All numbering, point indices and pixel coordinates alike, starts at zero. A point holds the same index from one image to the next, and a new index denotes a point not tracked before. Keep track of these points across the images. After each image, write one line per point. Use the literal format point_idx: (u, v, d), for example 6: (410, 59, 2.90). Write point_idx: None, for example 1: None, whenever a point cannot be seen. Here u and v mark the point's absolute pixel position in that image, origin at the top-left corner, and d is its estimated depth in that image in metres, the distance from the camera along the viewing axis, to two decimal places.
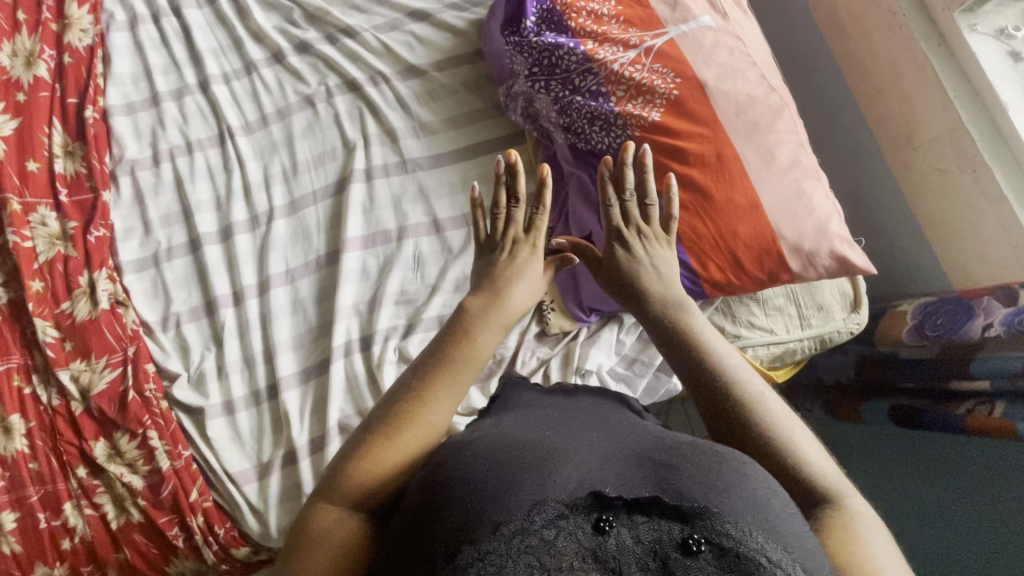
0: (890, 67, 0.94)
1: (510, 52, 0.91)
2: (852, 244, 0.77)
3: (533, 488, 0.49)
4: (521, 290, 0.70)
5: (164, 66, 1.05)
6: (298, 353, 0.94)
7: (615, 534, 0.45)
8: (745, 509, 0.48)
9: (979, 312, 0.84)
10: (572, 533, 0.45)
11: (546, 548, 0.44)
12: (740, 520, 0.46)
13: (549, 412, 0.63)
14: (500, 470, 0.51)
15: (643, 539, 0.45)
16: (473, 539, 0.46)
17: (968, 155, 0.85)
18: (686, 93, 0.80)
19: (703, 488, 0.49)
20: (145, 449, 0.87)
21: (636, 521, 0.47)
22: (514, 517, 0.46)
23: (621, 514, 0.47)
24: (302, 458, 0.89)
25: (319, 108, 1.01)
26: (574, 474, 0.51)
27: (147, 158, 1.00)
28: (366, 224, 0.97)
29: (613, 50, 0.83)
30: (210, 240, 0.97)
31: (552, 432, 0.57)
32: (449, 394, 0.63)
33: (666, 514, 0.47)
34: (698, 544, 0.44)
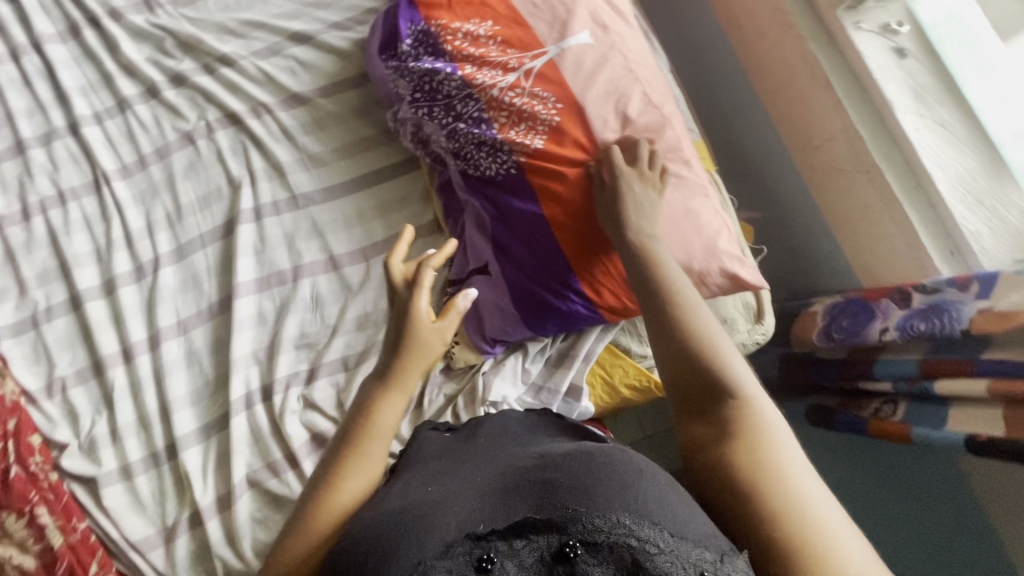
0: (786, 65, 0.92)
1: (391, 76, 0.87)
2: (743, 260, 0.76)
3: (410, 545, 0.44)
4: (425, 344, 0.60)
5: (27, 109, 0.97)
6: (197, 408, 0.90)
7: (496, 570, 0.42)
8: (616, 496, 0.45)
9: (879, 314, 0.82)
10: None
11: None
12: (611, 511, 0.44)
13: (436, 459, 0.59)
14: (379, 536, 0.45)
15: (523, 563, 0.43)
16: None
17: (862, 155, 0.84)
18: (567, 118, 0.77)
19: (574, 490, 0.46)
20: (33, 528, 0.81)
21: (514, 547, 0.44)
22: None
23: (498, 545, 0.44)
24: (207, 518, 0.85)
25: (200, 145, 0.95)
26: (453, 515, 0.47)
27: (16, 213, 0.93)
28: (259, 266, 0.92)
29: (492, 74, 0.79)
30: (92, 296, 0.91)
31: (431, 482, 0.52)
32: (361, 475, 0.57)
33: (542, 528, 0.44)
34: (574, 549, 0.42)
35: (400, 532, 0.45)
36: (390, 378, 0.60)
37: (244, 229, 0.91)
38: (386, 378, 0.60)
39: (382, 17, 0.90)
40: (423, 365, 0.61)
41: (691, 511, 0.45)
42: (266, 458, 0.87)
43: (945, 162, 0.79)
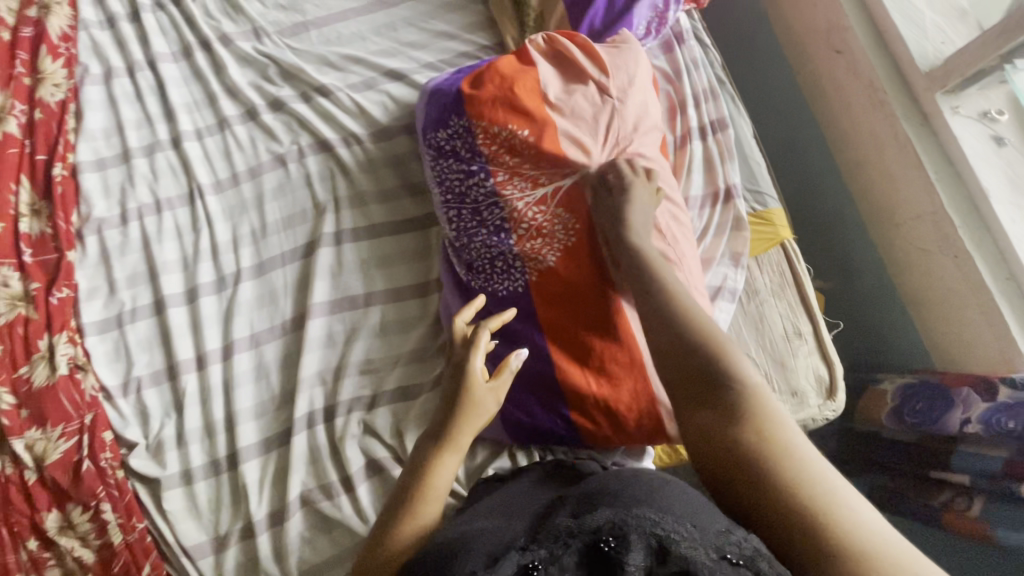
0: (872, 140, 0.91)
1: (430, 154, 0.89)
2: (763, 320, 0.85)
3: (464, 562, 0.50)
4: (484, 402, 0.70)
5: (136, 120, 1.03)
6: (260, 421, 0.92)
7: (544, 575, 0.47)
8: (639, 501, 0.52)
9: (958, 404, 0.79)
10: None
11: None
12: (634, 509, 0.50)
13: (490, 500, 0.66)
14: (439, 559, 0.53)
15: (566, 567, 0.47)
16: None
17: (950, 240, 0.82)
18: (582, 242, 0.80)
19: (603, 500, 0.53)
20: (98, 522, 0.85)
21: (555, 552, 0.48)
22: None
23: (540, 551, 0.49)
24: (260, 532, 0.87)
25: (291, 168, 0.99)
26: (498, 537, 0.53)
27: (115, 217, 0.98)
28: (333, 289, 0.95)
29: (521, 187, 0.82)
30: (175, 302, 0.95)
31: (482, 518, 0.59)
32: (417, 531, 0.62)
33: (576, 532, 0.49)
34: (606, 543, 0.47)
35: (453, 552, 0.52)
36: (447, 438, 0.68)
37: (324, 252, 0.95)
38: (440, 440, 0.68)
39: (433, 95, 0.90)
40: (476, 425, 0.70)
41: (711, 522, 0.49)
42: (320, 479, 0.89)
43: None
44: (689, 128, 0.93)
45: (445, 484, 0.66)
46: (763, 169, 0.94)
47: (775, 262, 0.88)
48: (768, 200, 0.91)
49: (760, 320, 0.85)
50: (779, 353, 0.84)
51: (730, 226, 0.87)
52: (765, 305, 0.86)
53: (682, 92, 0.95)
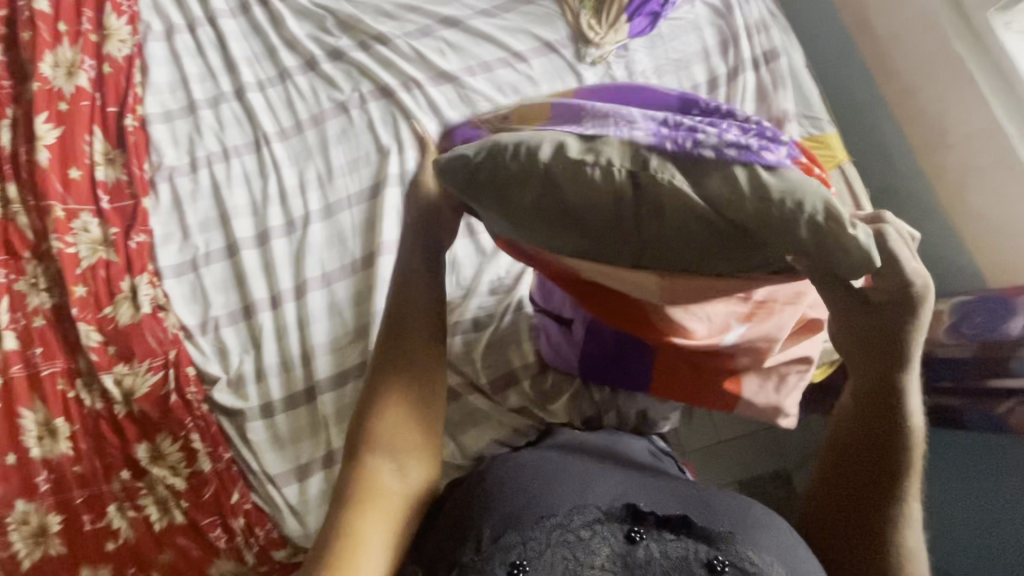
0: (923, 65, 0.99)
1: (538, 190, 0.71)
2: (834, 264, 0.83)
3: (570, 494, 0.56)
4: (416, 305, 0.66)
5: (199, 74, 1.06)
6: (334, 356, 0.95)
7: (643, 546, 0.53)
8: (763, 532, 0.55)
9: (1019, 313, 0.86)
10: (604, 538, 0.53)
11: (576, 543, 0.52)
12: (757, 542, 0.54)
13: (577, 440, 0.69)
14: (543, 476, 0.58)
15: (669, 554, 0.52)
16: (519, 522, 0.53)
17: (1003, 153, 0.90)
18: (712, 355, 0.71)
19: (729, 516, 0.56)
20: (187, 451, 0.88)
21: (664, 536, 0.54)
22: (559, 512, 0.54)
23: (650, 528, 0.54)
24: (344, 458, 0.91)
25: (353, 114, 1.02)
26: (613, 492, 0.57)
27: (185, 165, 1.01)
28: (401, 228, 0.98)
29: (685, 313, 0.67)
30: (247, 245, 0.98)
31: (588, 463, 0.62)
32: (390, 453, 0.61)
33: (694, 535, 0.54)
34: (721, 565, 0.51)
35: (562, 486, 0.57)
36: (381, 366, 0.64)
37: (391, 192, 0.98)
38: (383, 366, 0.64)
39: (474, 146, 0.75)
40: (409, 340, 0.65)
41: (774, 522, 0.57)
42: None
43: None
44: (741, 60, 0.96)
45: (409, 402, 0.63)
46: (817, 95, 0.96)
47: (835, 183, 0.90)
48: (824, 124, 0.94)
49: None
50: None
51: None
52: None
53: (734, 27, 0.98)
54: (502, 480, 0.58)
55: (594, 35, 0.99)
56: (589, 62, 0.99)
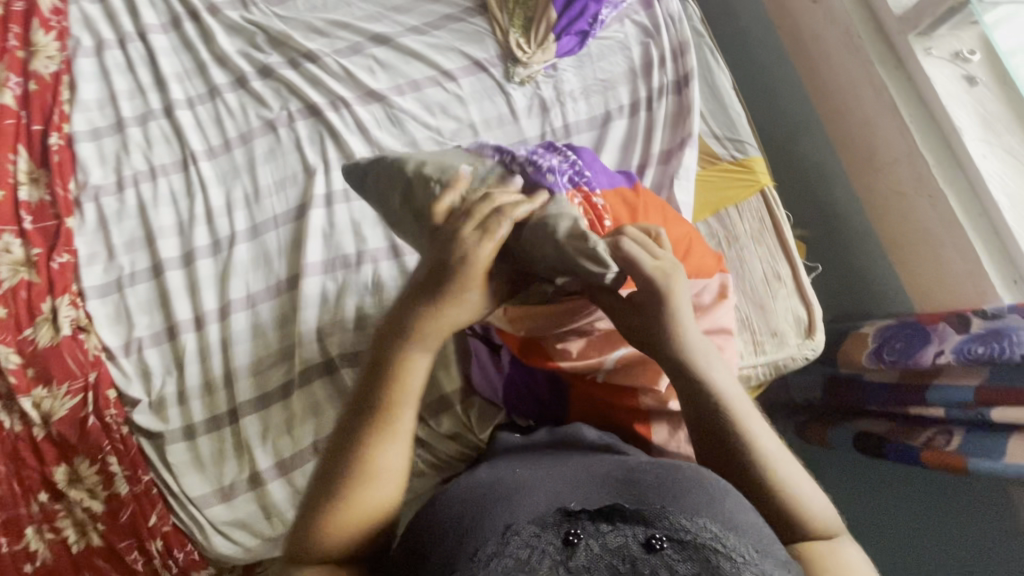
0: (851, 87, 0.99)
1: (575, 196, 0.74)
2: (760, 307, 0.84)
3: (504, 512, 0.52)
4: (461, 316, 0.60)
5: (129, 91, 1.06)
6: (256, 378, 0.94)
7: (583, 545, 0.48)
8: (701, 506, 0.52)
9: (935, 339, 0.84)
10: (544, 551, 0.48)
11: (523, 566, 0.47)
12: (699, 517, 0.50)
13: (521, 450, 0.65)
14: (476, 502, 0.54)
15: (609, 545, 0.48)
16: (452, 567, 0.49)
17: (926, 180, 0.89)
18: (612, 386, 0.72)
19: (661, 495, 0.53)
20: (104, 474, 0.88)
21: (601, 529, 0.50)
22: (490, 542, 0.49)
23: (586, 524, 0.50)
24: (266, 482, 0.90)
25: (281, 133, 1.01)
26: (545, 493, 0.54)
27: (111, 184, 1.01)
28: (326, 249, 0.98)
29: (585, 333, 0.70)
30: (172, 265, 0.98)
31: (521, 470, 0.59)
32: (397, 441, 0.61)
33: (628, 518, 0.50)
34: (660, 542, 0.48)
35: (495, 500, 0.53)
36: (409, 335, 0.60)
37: (317, 213, 0.98)
38: (405, 337, 0.60)
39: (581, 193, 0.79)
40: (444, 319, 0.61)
41: (741, 508, 0.53)
42: (325, 429, 0.92)
43: (1013, 192, 0.84)
44: (665, 82, 0.96)
45: (414, 382, 0.61)
46: (742, 118, 0.96)
47: (755, 208, 0.90)
48: (749, 148, 0.94)
49: (742, 266, 0.87)
50: (759, 296, 0.86)
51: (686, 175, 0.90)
52: (745, 249, 0.88)
53: (660, 48, 0.99)
54: (438, 527, 0.54)
55: (522, 54, 0.98)
56: (517, 82, 0.98)
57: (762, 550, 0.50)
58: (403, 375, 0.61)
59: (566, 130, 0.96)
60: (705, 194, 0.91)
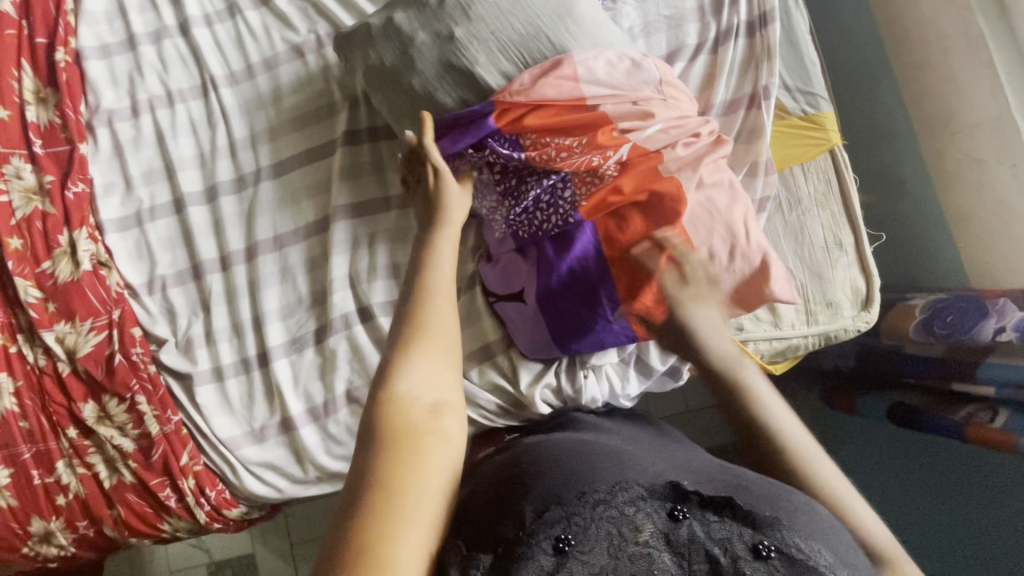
0: (937, 40, 0.93)
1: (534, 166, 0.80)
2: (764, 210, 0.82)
3: (615, 474, 0.50)
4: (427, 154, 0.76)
5: (140, 3, 0.96)
6: (287, 323, 0.92)
7: (687, 523, 0.46)
8: (815, 530, 0.47)
9: (993, 314, 0.82)
10: (649, 514, 0.46)
11: (626, 522, 0.45)
12: (810, 541, 0.45)
13: (620, 436, 0.65)
14: (588, 460, 0.53)
15: (712, 533, 0.45)
16: (560, 501, 0.48)
17: (1010, 146, 0.85)
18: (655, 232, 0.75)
19: (774, 501, 0.49)
20: (134, 413, 0.86)
21: (709, 517, 0.46)
22: (600, 490, 0.48)
23: (695, 508, 0.47)
24: (300, 426, 0.89)
25: (310, 60, 0.94)
26: (655, 472, 0.52)
27: (125, 108, 0.93)
28: (356, 191, 0.93)
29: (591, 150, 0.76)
30: (194, 200, 0.92)
31: (632, 452, 0.57)
32: (447, 296, 0.62)
33: (739, 517, 0.46)
34: (768, 550, 0.44)
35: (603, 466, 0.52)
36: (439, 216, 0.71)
37: (345, 152, 0.92)
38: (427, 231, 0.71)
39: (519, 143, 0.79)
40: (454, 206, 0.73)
41: (844, 535, 0.49)
42: (359, 378, 0.90)
43: None
44: (735, 23, 0.87)
45: (444, 254, 0.67)
46: (817, 68, 0.88)
47: (822, 169, 0.85)
48: (821, 103, 0.86)
49: (800, 230, 0.84)
50: (817, 264, 0.83)
51: (744, 136, 0.84)
52: (807, 214, 0.84)
53: None
54: (544, 467, 0.54)
55: None
56: None
57: None
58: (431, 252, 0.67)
59: None
60: (774, 151, 0.85)
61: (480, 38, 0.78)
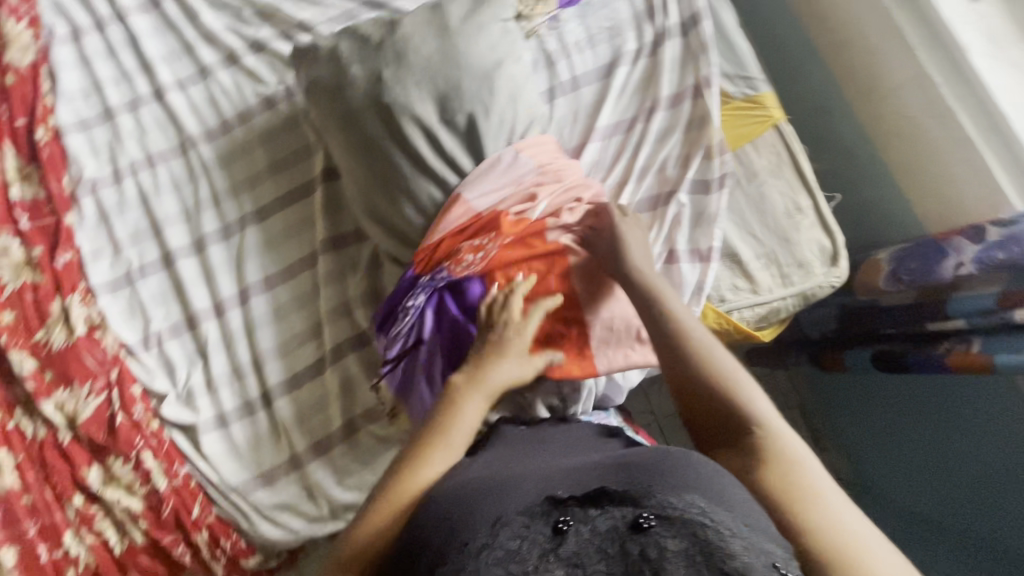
0: (852, 17, 1.02)
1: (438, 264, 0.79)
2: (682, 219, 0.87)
3: (491, 507, 0.49)
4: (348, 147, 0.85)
5: (114, 78, 1.01)
6: (285, 361, 0.92)
7: (573, 532, 0.44)
8: (691, 486, 0.48)
9: (951, 252, 0.86)
10: (534, 539, 0.44)
11: (512, 556, 0.43)
12: (683, 495, 0.46)
13: (510, 453, 0.63)
14: (464, 501, 0.51)
15: (598, 529, 0.44)
16: (442, 562, 0.45)
17: (933, 100, 0.92)
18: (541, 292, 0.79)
19: (649, 480, 0.49)
20: (140, 471, 0.85)
21: (589, 514, 0.45)
22: (479, 535, 0.46)
23: (574, 510, 0.46)
24: (310, 461, 0.89)
25: (282, 108, 0.99)
26: (532, 489, 0.51)
27: (108, 176, 0.97)
28: (337, 223, 0.96)
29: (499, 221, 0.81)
30: (183, 254, 0.95)
31: (512, 472, 0.56)
32: (447, 456, 0.61)
33: (617, 502, 0.46)
34: (649, 520, 0.44)
35: (476, 499, 0.50)
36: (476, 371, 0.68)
37: (323, 189, 0.96)
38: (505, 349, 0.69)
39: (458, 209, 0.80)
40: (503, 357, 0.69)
41: (731, 491, 0.49)
42: (363, 405, 0.90)
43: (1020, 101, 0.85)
44: (669, 24, 0.95)
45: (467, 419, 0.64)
46: (750, 55, 0.96)
47: (771, 143, 0.92)
48: (759, 84, 0.94)
49: (761, 200, 0.90)
50: (782, 230, 0.88)
51: (687, 125, 0.91)
52: (764, 185, 0.90)
53: None
54: (425, 522, 0.51)
55: (524, 8, 0.94)
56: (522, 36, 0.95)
57: (752, 524, 0.45)
58: (452, 408, 0.65)
59: (575, 82, 0.94)
60: (724, 132, 0.92)
61: (399, 63, 0.83)
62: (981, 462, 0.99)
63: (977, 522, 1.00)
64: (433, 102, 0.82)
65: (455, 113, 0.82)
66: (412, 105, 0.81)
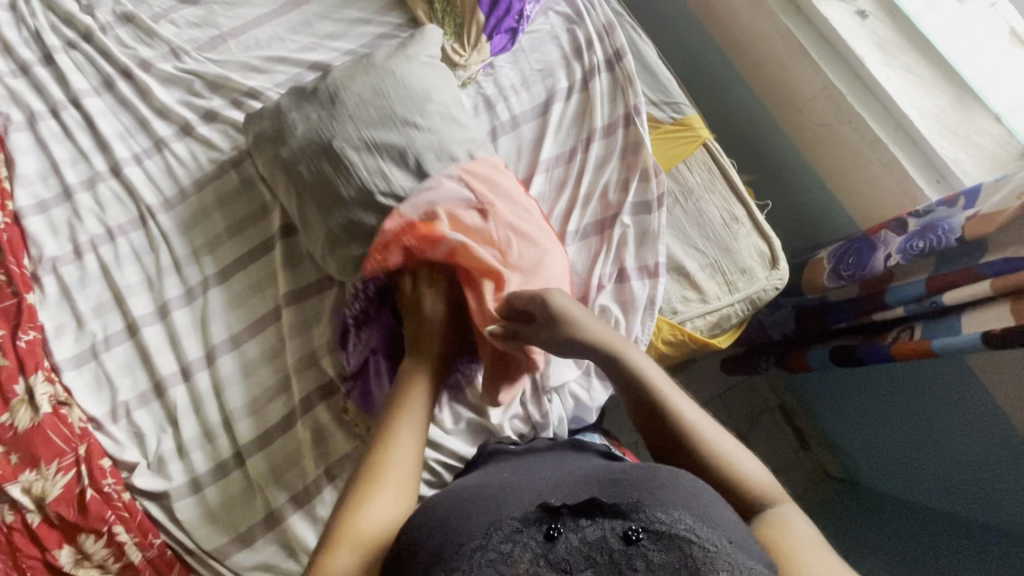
0: (762, 39, 1.10)
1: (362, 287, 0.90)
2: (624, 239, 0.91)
3: (487, 512, 0.51)
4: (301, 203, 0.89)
5: (70, 158, 1.04)
6: (256, 417, 0.93)
7: (563, 539, 0.47)
8: (678, 500, 0.50)
9: (880, 245, 0.92)
10: (526, 544, 0.47)
11: (504, 559, 0.45)
12: (671, 509, 0.48)
13: (506, 466, 0.66)
14: (461, 504, 0.53)
15: (588, 538, 0.47)
16: (439, 559, 0.47)
17: (843, 107, 0.99)
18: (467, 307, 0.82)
19: (638, 490, 0.51)
20: (113, 546, 0.84)
21: (579, 523, 0.48)
22: (474, 536, 0.48)
23: (566, 518, 0.48)
24: (287, 516, 0.88)
25: (236, 171, 1.03)
26: (526, 497, 0.53)
27: (69, 252, 0.99)
28: (299, 276, 0.98)
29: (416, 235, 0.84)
30: (147, 321, 0.96)
31: (509, 480, 0.59)
32: (410, 434, 0.69)
33: (607, 512, 0.48)
34: (637, 533, 0.46)
35: (474, 502, 0.53)
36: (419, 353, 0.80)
37: (282, 244, 0.99)
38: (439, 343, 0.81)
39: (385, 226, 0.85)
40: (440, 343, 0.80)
41: (718, 511, 0.51)
42: (337, 453, 0.91)
43: (916, 103, 0.93)
44: (595, 61, 1.02)
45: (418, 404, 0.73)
46: (673, 82, 1.03)
47: (702, 161, 0.98)
48: (684, 108, 1.00)
49: (699, 214, 0.95)
50: (723, 240, 0.93)
51: (620, 151, 0.97)
52: (701, 200, 0.95)
53: (585, 31, 1.05)
54: (422, 520, 0.53)
55: (460, 59, 1.00)
56: (460, 85, 1.01)
57: (735, 542, 0.48)
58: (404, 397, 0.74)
59: (514, 121, 1.00)
60: (657, 155, 0.98)
61: (338, 120, 0.86)
62: (938, 443, 1.01)
63: (935, 495, 1.02)
64: (374, 154, 0.85)
65: (397, 151, 0.85)
66: (352, 159, 0.85)
